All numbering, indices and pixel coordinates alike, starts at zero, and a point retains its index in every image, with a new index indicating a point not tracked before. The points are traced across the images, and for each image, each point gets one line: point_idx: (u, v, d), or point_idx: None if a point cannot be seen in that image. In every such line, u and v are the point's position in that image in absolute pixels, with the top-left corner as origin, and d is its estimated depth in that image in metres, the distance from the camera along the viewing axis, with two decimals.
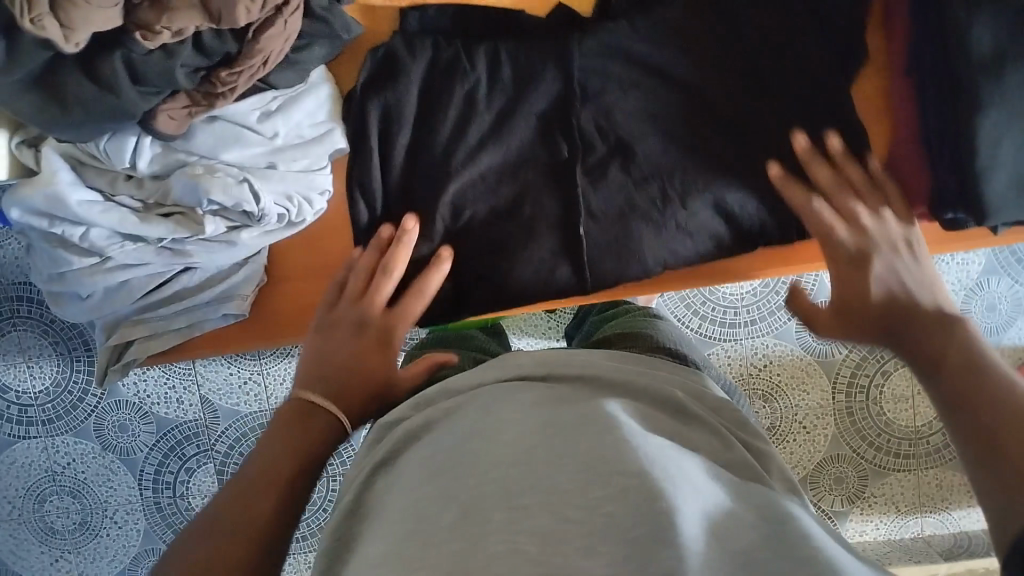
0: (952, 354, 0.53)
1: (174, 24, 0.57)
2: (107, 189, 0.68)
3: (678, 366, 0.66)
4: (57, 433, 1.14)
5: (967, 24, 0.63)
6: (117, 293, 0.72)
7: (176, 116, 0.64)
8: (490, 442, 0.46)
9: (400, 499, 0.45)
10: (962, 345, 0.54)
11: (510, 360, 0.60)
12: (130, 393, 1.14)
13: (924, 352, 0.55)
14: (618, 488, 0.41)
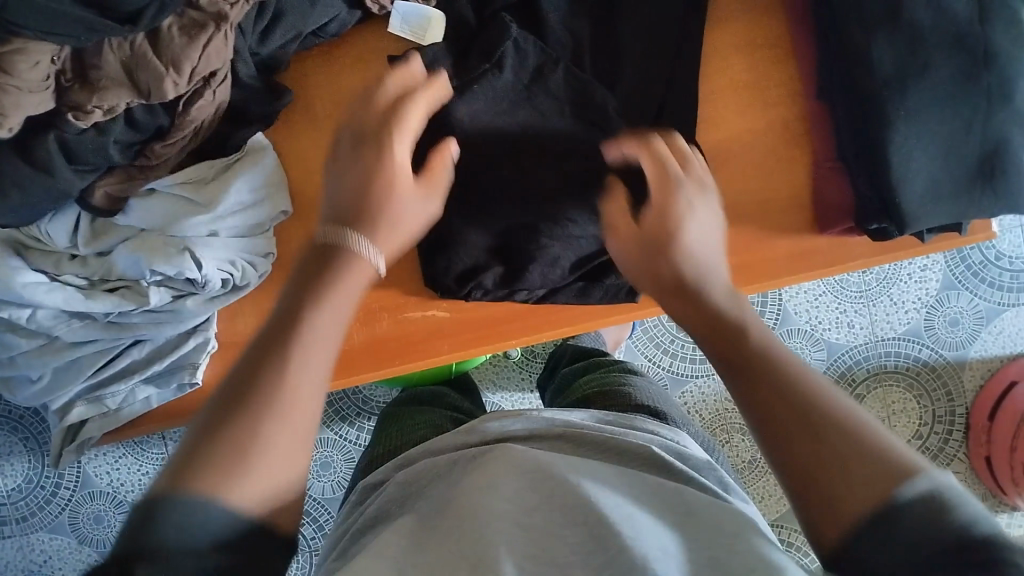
0: (781, 388, 0.45)
1: (104, 102, 0.59)
2: (53, 270, 0.69)
3: (649, 423, 0.68)
4: (33, 529, 1.13)
5: (867, 43, 0.65)
6: (66, 372, 0.72)
7: (113, 196, 0.66)
8: (478, 524, 0.47)
9: (418, 543, 0.48)
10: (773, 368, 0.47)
11: (494, 422, 0.65)
12: (103, 483, 1.14)
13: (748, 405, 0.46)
14: (610, 558, 0.43)
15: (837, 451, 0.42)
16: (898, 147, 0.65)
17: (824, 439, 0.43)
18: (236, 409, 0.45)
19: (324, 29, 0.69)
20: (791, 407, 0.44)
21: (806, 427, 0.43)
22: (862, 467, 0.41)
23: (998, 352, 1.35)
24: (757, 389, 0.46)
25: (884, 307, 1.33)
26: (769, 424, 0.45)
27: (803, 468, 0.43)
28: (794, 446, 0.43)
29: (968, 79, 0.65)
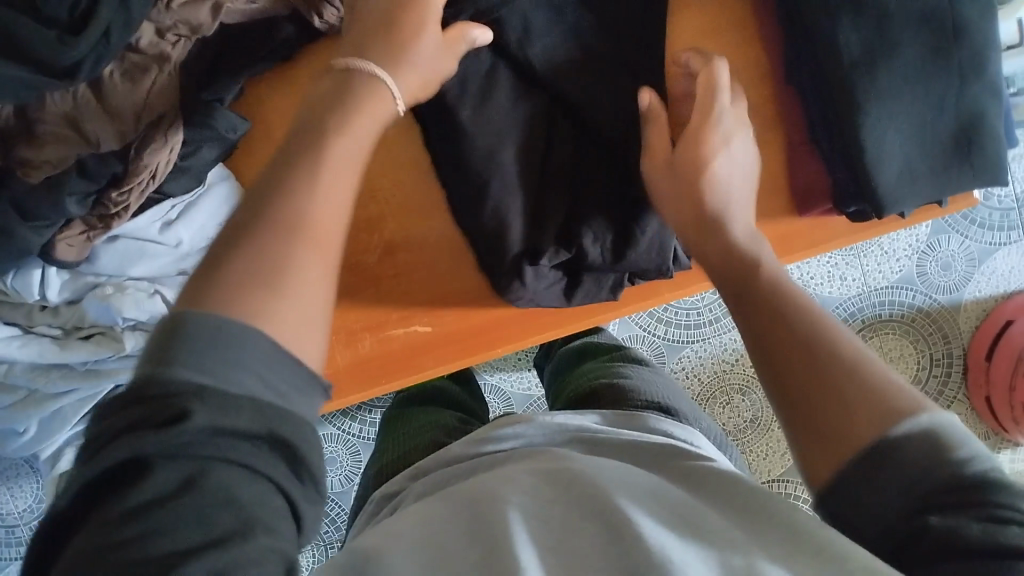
0: (794, 317, 0.48)
1: (47, 153, 0.58)
2: (25, 323, 0.68)
3: (663, 423, 0.67)
4: None
5: (833, 25, 0.62)
6: (51, 422, 0.71)
7: (75, 245, 0.64)
8: (490, 500, 0.47)
9: (447, 515, 0.47)
10: (780, 303, 0.50)
11: (507, 429, 0.65)
12: None
13: (756, 325, 0.50)
14: (608, 528, 0.43)
15: (829, 372, 0.45)
16: (870, 127, 0.63)
17: (817, 363, 0.46)
18: (250, 223, 0.41)
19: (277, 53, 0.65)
20: (786, 330, 0.48)
21: (805, 354, 0.46)
22: (847, 390, 0.44)
23: (992, 291, 1.35)
24: (759, 314, 0.51)
25: (875, 257, 1.32)
26: (768, 348, 0.48)
27: (804, 410, 0.45)
28: (789, 363, 0.47)
29: (936, 52, 0.63)
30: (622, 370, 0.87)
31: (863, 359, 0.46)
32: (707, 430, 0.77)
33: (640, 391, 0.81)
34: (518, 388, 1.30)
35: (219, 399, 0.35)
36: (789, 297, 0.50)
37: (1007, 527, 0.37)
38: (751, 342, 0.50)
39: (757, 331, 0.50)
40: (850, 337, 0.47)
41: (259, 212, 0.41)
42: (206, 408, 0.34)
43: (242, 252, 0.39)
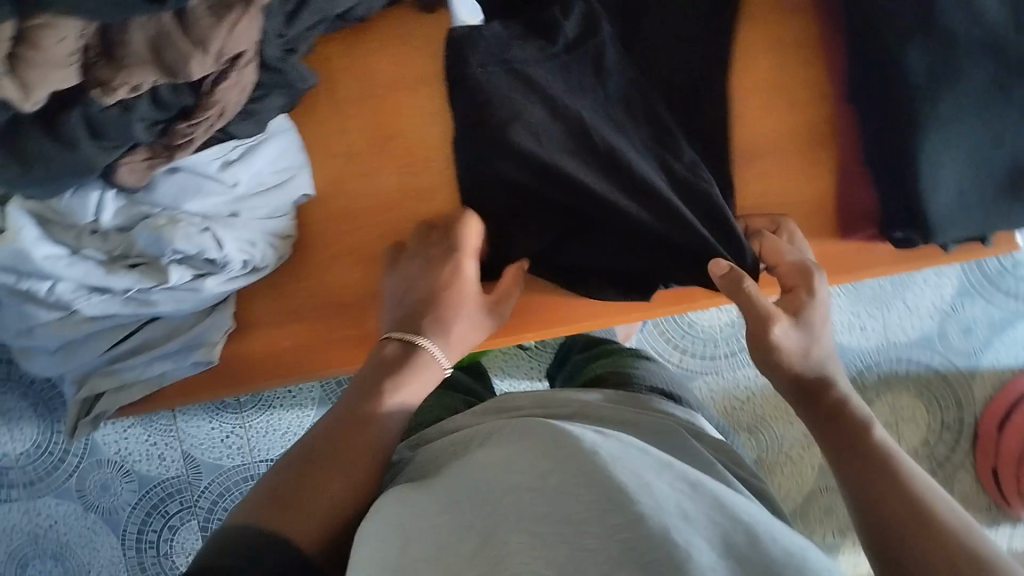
0: (907, 492, 0.54)
1: (131, 79, 0.58)
2: (73, 244, 0.69)
3: (673, 414, 0.68)
4: (40, 494, 1.18)
5: (901, 51, 0.64)
6: (82, 346, 0.73)
7: (137, 170, 0.65)
8: (494, 483, 0.48)
9: (452, 498, 0.49)
10: (895, 476, 0.55)
11: (521, 399, 0.68)
12: (111, 451, 1.19)
13: (863, 488, 0.56)
14: (604, 497, 0.43)
15: (940, 539, 0.49)
16: (927, 157, 0.64)
17: (928, 526, 0.51)
18: (300, 483, 0.56)
19: (351, 13, 0.69)
20: (901, 499, 0.53)
21: (925, 526, 0.51)
22: (953, 546, 0.49)
23: (1009, 361, 1.35)
24: (863, 476, 0.56)
25: (898, 311, 1.33)
26: (880, 504, 0.54)
27: (914, 569, 0.49)
28: (898, 521, 0.52)
29: (997, 91, 0.64)
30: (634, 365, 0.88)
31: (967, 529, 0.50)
32: None
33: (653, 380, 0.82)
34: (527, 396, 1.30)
35: None
36: (899, 473, 0.55)
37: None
38: (869, 502, 0.55)
39: (865, 492, 0.55)
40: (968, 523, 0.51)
41: (317, 456, 0.58)
42: None
43: (296, 488, 0.56)
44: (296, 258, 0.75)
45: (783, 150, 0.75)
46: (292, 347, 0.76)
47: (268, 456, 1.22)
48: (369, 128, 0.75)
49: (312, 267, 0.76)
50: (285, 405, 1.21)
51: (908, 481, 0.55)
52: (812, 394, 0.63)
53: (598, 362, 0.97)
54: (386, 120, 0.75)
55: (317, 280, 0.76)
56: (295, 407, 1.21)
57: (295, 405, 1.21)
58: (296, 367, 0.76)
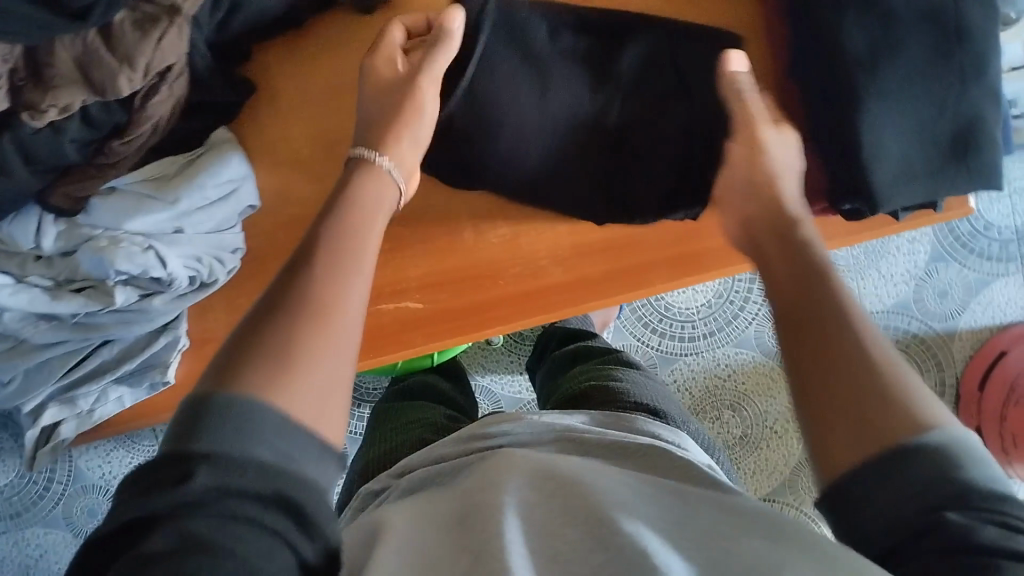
0: (866, 371, 0.44)
1: (58, 100, 0.57)
2: (19, 273, 0.68)
3: (651, 424, 0.64)
4: (27, 524, 1.18)
5: (839, 24, 0.64)
6: (37, 375, 0.71)
7: (73, 195, 0.64)
8: (485, 507, 0.46)
9: (442, 526, 0.47)
10: (857, 347, 0.45)
11: (496, 428, 0.62)
12: (96, 475, 1.18)
13: (810, 357, 0.46)
14: (611, 547, 0.42)
15: (857, 397, 0.43)
16: (870, 127, 0.64)
17: (868, 395, 0.43)
18: (245, 351, 0.44)
19: (287, 18, 0.68)
20: (856, 381, 0.44)
21: (876, 416, 0.42)
22: (884, 411, 0.42)
23: (987, 322, 1.35)
24: (819, 345, 0.46)
25: (873, 280, 1.33)
26: (825, 387, 0.45)
27: (841, 438, 0.43)
28: (825, 395, 0.44)
29: (935, 54, 0.64)
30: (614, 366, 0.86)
31: (911, 394, 0.43)
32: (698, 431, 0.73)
33: (623, 377, 0.81)
34: (507, 391, 1.30)
35: (225, 461, 0.38)
36: (856, 347, 0.45)
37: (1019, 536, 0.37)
38: (813, 384, 0.45)
39: (811, 362, 0.46)
40: (912, 405, 0.42)
41: (258, 341, 0.44)
42: (211, 468, 0.38)
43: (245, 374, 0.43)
44: (249, 271, 0.74)
45: None
46: None
47: None
48: (314, 136, 0.74)
49: (261, 280, 0.75)
50: None
51: (869, 349, 0.45)
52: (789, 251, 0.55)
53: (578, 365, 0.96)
54: (330, 126, 0.74)
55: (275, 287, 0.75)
56: None
57: None
58: None
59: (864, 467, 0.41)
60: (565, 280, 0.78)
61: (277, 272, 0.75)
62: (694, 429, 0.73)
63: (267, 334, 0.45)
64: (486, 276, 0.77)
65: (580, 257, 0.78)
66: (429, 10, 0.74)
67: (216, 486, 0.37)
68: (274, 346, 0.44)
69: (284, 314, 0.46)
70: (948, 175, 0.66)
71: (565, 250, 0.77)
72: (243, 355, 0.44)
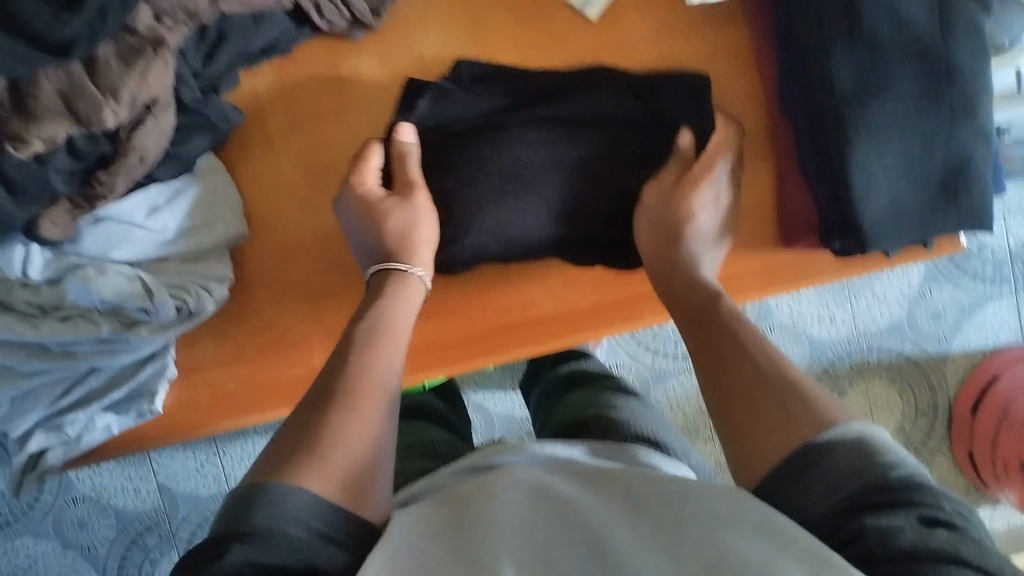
0: (753, 371, 0.56)
1: (44, 132, 0.56)
2: (4, 298, 0.67)
3: (651, 455, 0.62)
4: (18, 535, 1.17)
5: (827, 63, 0.63)
6: (23, 402, 0.71)
7: (62, 222, 0.63)
8: (479, 523, 0.46)
9: (443, 528, 0.46)
10: (739, 352, 0.58)
11: (493, 459, 0.58)
12: (86, 488, 1.17)
13: (715, 375, 0.58)
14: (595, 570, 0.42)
15: (764, 406, 0.53)
16: (858, 166, 0.64)
17: (782, 412, 0.52)
18: (295, 450, 0.52)
19: (274, 47, 0.68)
20: (750, 382, 0.55)
21: (782, 425, 0.51)
22: (787, 419, 0.51)
23: (980, 344, 1.35)
24: (705, 360, 0.60)
25: (866, 301, 1.32)
26: (731, 399, 0.55)
27: (757, 449, 0.52)
28: (752, 422, 0.53)
29: (926, 94, 0.63)
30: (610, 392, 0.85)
31: (821, 407, 0.51)
32: (697, 462, 0.72)
33: (617, 402, 0.80)
34: (500, 408, 1.29)
35: (258, 540, 0.44)
36: (737, 351, 0.58)
37: (938, 529, 0.42)
38: (728, 408, 0.55)
39: (724, 395, 0.56)
40: (813, 410, 0.51)
41: (310, 438, 0.53)
42: (244, 547, 0.43)
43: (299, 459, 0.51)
44: (237, 298, 0.74)
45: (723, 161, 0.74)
46: (239, 389, 0.75)
47: None
48: (303, 165, 0.73)
49: (250, 308, 0.74)
50: (259, 432, 1.19)
51: (767, 363, 0.56)
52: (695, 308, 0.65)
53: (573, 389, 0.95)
54: (318, 155, 0.73)
55: (264, 315, 0.74)
56: (269, 431, 1.19)
57: (268, 433, 1.19)
58: (242, 412, 0.74)
59: (780, 475, 0.49)
60: (557, 313, 0.77)
61: (266, 300, 0.74)
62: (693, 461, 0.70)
63: (314, 427, 0.54)
64: (476, 306, 0.76)
65: (571, 286, 0.77)
66: (418, 36, 0.73)
67: (246, 560, 0.43)
68: (324, 415, 0.55)
69: (331, 411, 0.56)
70: (940, 215, 0.66)
71: (558, 281, 0.76)
72: (287, 458, 0.51)
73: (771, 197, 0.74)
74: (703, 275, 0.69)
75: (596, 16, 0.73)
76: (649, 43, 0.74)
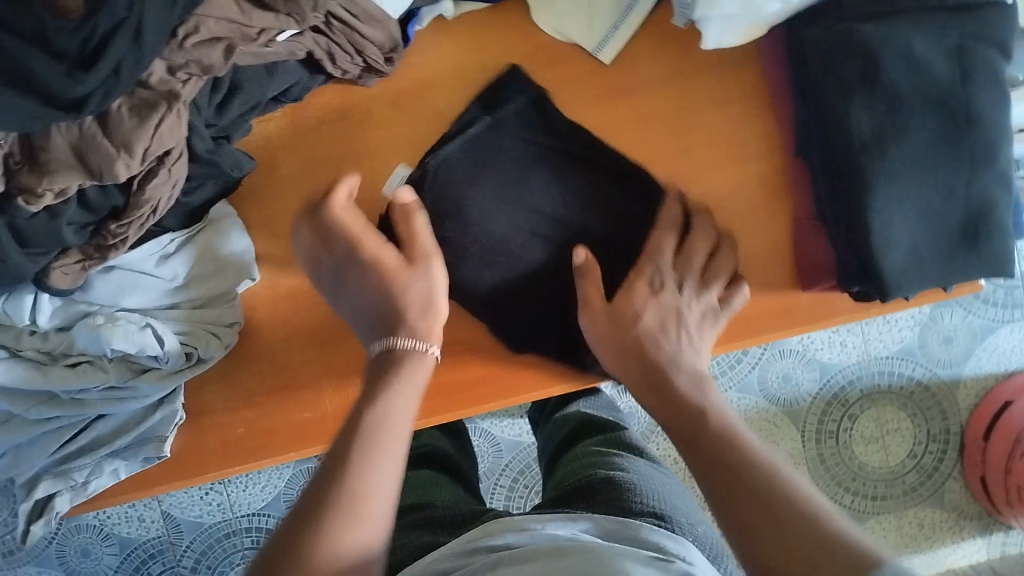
0: (741, 460, 0.53)
1: (55, 185, 0.55)
2: (13, 345, 0.66)
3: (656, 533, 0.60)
4: (20, 563, 1.16)
5: (845, 109, 0.63)
6: (27, 450, 0.69)
7: (70, 273, 0.63)
8: None
9: None
10: (736, 447, 0.54)
11: (499, 538, 0.57)
12: (88, 517, 1.15)
13: (712, 484, 0.53)
14: None
15: (769, 510, 0.49)
16: (878, 213, 0.63)
17: (774, 504, 0.49)
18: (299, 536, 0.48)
19: (287, 93, 0.68)
20: (748, 489, 0.51)
21: (779, 533, 0.48)
22: (785, 511, 0.49)
23: (992, 369, 1.31)
24: (699, 461, 0.55)
25: (877, 326, 1.30)
26: (722, 504, 0.51)
27: (767, 561, 0.47)
28: (743, 510, 0.50)
29: (946, 139, 0.62)
30: (615, 453, 0.83)
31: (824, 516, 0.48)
32: (705, 537, 0.69)
33: (621, 464, 0.78)
34: (507, 433, 1.27)
35: None
36: (738, 447, 0.54)
37: None
38: (728, 520, 0.50)
39: (725, 509, 0.51)
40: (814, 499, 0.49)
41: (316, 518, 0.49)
42: None
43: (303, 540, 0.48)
44: (251, 340, 0.73)
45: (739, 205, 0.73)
46: (248, 433, 0.73)
47: (250, 512, 1.16)
48: (314, 207, 0.73)
49: (260, 352, 0.73)
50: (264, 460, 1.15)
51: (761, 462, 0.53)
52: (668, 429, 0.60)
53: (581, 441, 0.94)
54: (330, 198, 0.73)
55: (276, 356, 0.73)
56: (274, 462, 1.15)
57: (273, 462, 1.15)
58: (250, 455, 0.73)
59: None
60: None
61: (278, 344, 0.73)
62: (702, 534, 0.69)
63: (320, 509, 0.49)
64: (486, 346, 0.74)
65: None
66: (432, 80, 0.73)
67: None
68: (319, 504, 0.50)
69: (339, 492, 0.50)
70: (959, 258, 0.65)
71: None
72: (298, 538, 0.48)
73: (788, 238, 0.73)
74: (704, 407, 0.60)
75: (610, 59, 0.72)
76: (663, 84, 0.73)
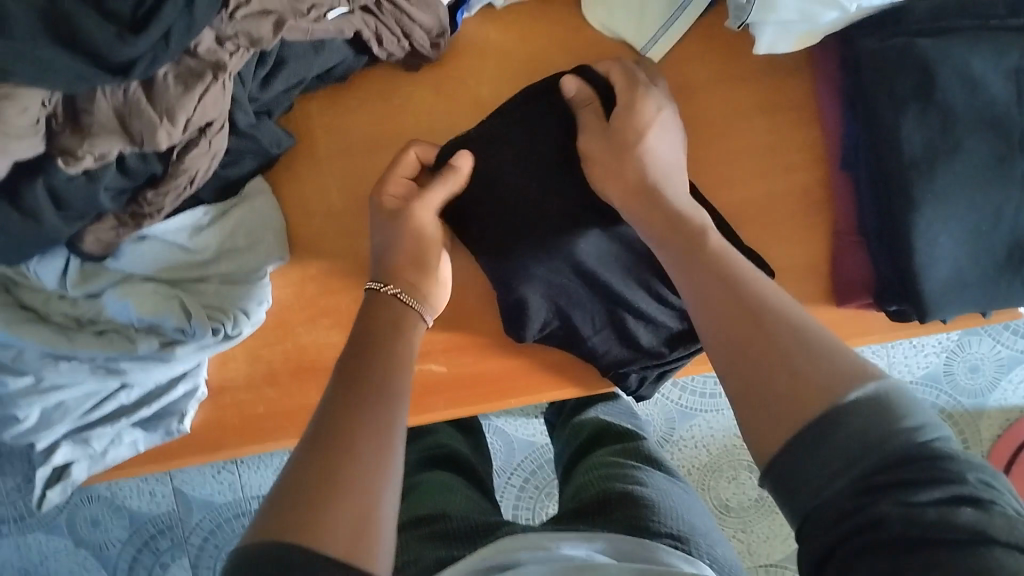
0: (767, 311, 0.49)
1: (96, 148, 0.54)
2: (41, 308, 0.67)
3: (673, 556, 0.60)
4: (30, 529, 1.17)
5: (897, 121, 0.61)
6: (53, 413, 0.68)
7: (104, 241, 0.63)
8: None
9: None
10: (765, 300, 0.50)
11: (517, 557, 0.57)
12: (100, 488, 1.16)
13: (720, 315, 0.51)
14: None
15: (786, 364, 0.46)
16: (923, 230, 0.62)
17: (794, 357, 0.46)
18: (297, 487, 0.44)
19: (329, 73, 0.68)
20: (756, 323, 0.49)
21: (812, 392, 0.44)
22: (815, 374, 0.45)
23: (1018, 402, 1.28)
24: (708, 292, 0.53)
25: (902, 349, 1.28)
26: (728, 333, 0.50)
27: (781, 409, 0.45)
28: (753, 364, 0.48)
29: (999, 159, 0.61)
30: (634, 467, 0.81)
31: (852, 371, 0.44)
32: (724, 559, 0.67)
33: (639, 479, 0.77)
34: (521, 433, 1.26)
35: None
36: (766, 299, 0.50)
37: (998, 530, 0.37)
38: (732, 355, 0.49)
39: (732, 340, 0.49)
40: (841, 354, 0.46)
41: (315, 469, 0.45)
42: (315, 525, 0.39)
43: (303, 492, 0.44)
44: (277, 319, 0.73)
45: (779, 214, 0.72)
46: (269, 412, 0.73)
47: (260, 494, 1.16)
48: (348, 189, 0.72)
49: (285, 333, 0.73)
50: None
51: (793, 320, 0.49)
52: (681, 241, 0.59)
53: (596, 452, 0.92)
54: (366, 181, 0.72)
55: (300, 337, 0.73)
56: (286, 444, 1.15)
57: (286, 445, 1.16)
58: (268, 434, 0.73)
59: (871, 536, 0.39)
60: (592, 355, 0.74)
61: (304, 325, 0.73)
62: (721, 555, 0.67)
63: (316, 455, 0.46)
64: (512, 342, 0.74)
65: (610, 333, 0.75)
66: (475, 69, 0.72)
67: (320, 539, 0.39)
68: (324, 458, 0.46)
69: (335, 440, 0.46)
70: (1005, 282, 0.63)
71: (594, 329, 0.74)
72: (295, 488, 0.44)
73: (826, 251, 0.72)
74: (726, 249, 0.56)
75: (658, 58, 0.71)
76: (708, 87, 0.72)
